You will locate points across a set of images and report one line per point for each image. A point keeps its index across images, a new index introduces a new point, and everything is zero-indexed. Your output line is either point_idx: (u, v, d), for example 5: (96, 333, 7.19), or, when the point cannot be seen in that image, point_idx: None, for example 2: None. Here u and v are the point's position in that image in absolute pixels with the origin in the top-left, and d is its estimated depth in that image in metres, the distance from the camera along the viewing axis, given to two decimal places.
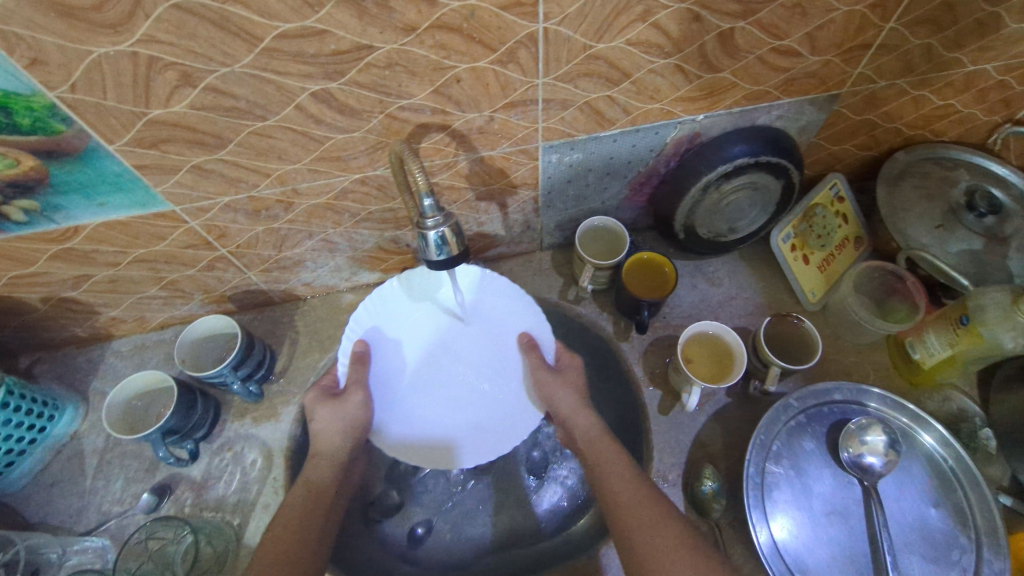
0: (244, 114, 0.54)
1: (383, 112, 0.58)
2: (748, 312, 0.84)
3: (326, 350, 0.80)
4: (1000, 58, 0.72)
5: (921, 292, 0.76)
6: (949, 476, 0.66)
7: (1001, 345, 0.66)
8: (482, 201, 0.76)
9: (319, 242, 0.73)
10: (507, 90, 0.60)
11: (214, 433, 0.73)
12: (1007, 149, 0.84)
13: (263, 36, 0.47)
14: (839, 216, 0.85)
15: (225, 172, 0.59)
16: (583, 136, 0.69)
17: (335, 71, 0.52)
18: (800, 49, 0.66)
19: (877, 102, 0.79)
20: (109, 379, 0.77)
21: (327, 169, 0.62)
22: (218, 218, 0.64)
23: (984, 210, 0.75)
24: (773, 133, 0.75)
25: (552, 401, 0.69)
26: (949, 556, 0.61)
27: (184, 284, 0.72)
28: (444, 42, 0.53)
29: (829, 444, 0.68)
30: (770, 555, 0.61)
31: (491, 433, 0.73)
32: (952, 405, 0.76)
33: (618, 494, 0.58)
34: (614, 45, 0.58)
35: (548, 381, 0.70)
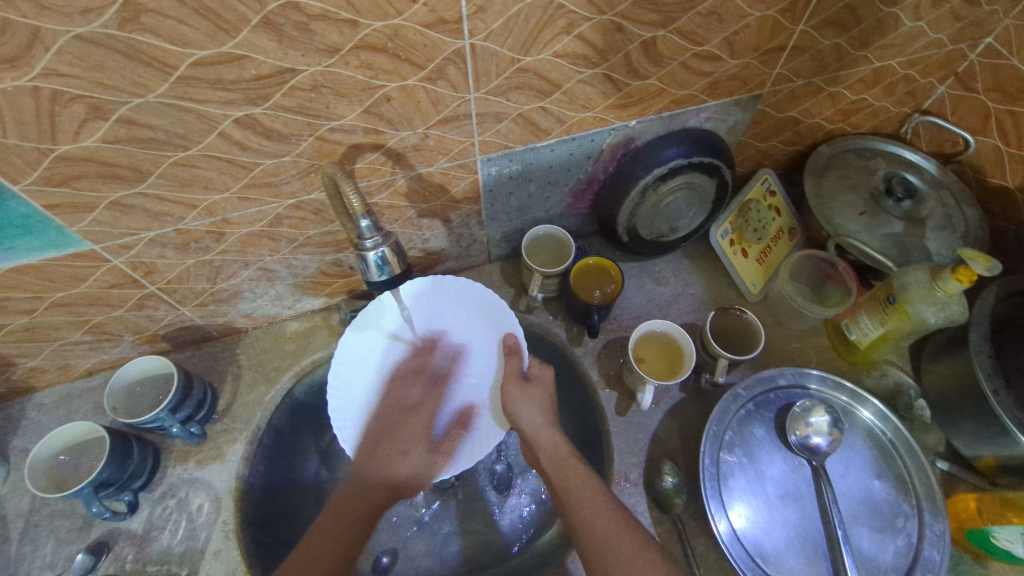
0: (163, 145, 0.51)
1: (312, 135, 0.57)
2: (694, 308, 0.87)
3: (273, 382, 0.77)
4: (902, 54, 0.77)
5: (852, 277, 0.82)
6: (889, 447, 0.69)
7: (925, 320, 0.70)
8: (424, 218, 0.75)
9: (256, 271, 0.70)
10: (439, 106, 0.60)
11: (155, 482, 0.69)
12: (918, 137, 0.91)
13: (177, 64, 0.46)
14: (772, 209, 0.89)
15: (147, 207, 0.56)
16: (520, 148, 0.70)
17: (258, 97, 0.51)
18: (721, 53, 0.69)
19: (797, 100, 0.83)
20: (32, 435, 0.72)
21: (257, 197, 0.61)
22: (144, 255, 0.61)
23: (901, 194, 0.79)
24: (704, 134, 0.78)
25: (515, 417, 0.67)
26: (895, 524, 0.64)
27: (112, 327, 0.68)
28: (370, 62, 0.52)
29: (777, 429, 0.70)
30: (730, 543, 0.62)
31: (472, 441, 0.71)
32: (890, 381, 0.81)
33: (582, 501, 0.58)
34: (541, 57, 0.59)
35: (516, 394, 0.68)
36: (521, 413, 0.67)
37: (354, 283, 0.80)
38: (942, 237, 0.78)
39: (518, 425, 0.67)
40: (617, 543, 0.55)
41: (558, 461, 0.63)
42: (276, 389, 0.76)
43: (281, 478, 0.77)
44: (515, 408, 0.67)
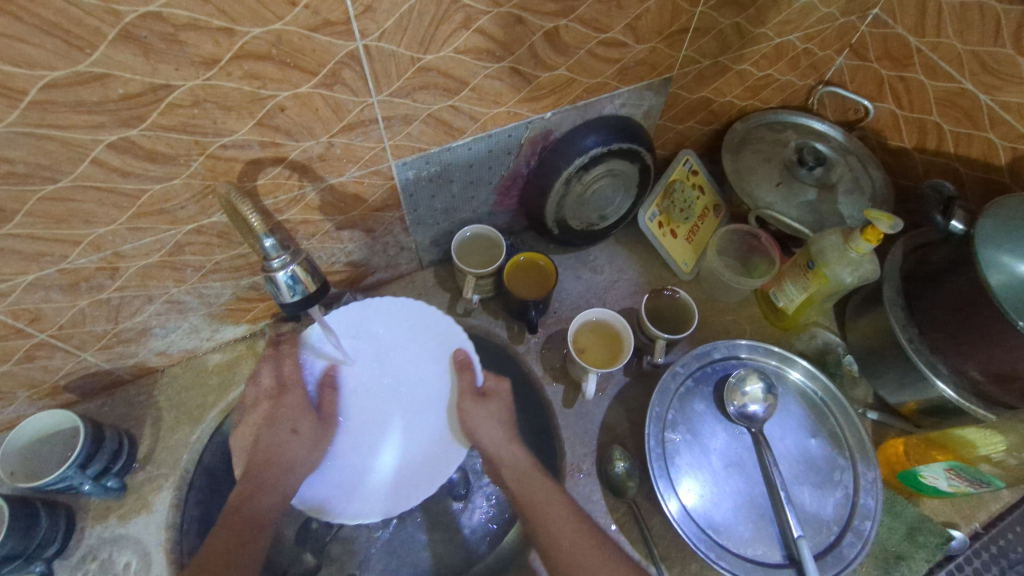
0: (27, 178, 0.46)
1: (202, 154, 0.53)
2: (631, 293, 0.87)
3: (198, 421, 0.72)
4: (798, 29, 0.80)
5: (775, 246, 0.84)
6: (820, 405, 0.72)
7: (843, 281, 0.73)
8: (344, 230, 0.72)
9: (163, 304, 0.65)
10: (340, 113, 0.57)
11: (72, 546, 0.63)
12: (823, 107, 0.95)
13: (27, 88, 0.41)
14: (696, 188, 0.90)
15: (20, 248, 0.51)
16: (435, 149, 0.68)
17: (132, 117, 0.47)
18: (625, 39, 0.69)
19: (706, 80, 0.85)
20: None
21: (150, 225, 0.56)
22: (26, 301, 0.55)
23: (812, 163, 0.83)
24: (620, 121, 0.79)
25: (477, 436, 0.67)
26: (832, 477, 0.67)
27: (0, 384, 0.62)
28: (255, 71, 0.49)
29: (716, 402, 0.71)
30: (682, 520, 0.63)
31: (430, 466, 0.70)
32: (818, 341, 0.84)
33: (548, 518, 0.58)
34: (442, 54, 0.57)
35: (473, 410, 0.68)
36: (482, 430, 0.66)
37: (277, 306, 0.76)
38: (852, 200, 0.83)
39: (479, 442, 0.66)
40: (577, 545, 0.56)
41: (521, 476, 0.63)
42: (202, 428, 0.71)
43: None
44: (472, 425, 0.67)
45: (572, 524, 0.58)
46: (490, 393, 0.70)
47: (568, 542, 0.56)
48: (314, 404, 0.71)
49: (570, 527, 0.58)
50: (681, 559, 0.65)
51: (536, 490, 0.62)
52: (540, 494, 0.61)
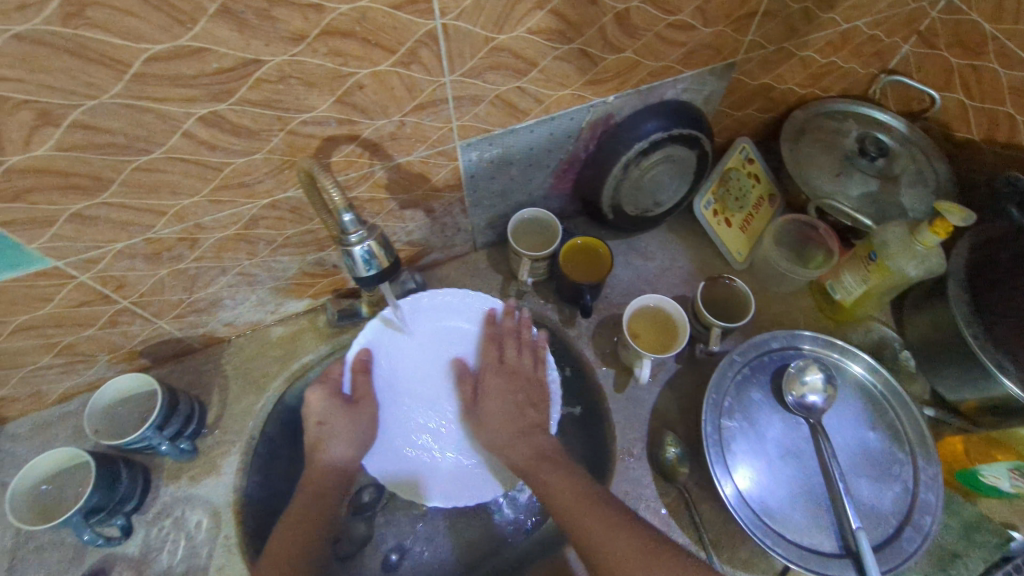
0: (124, 149, 0.48)
1: (283, 130, 0.54)
2: (683, 281, 0.87)
3: (262, 390, 0.75)
4: (868, 15, 0.78)
5: (834, 238, 0.83)
6: (880, 399, 0.71)
7: (906, 274, 0.72)
8: (406, 210, 0.73)
9: (234, 276, 0.68)
10: (414, 92, 0.57)
11: (147, 503, 0.67)
12: (885, 97, 0.92)
13: (131, 61, 0.42)
14: (752, 176, 0.89)
15: (113, 218, 0.53)
16: (499, 130, 0.68)
17: (222, 91, 0.48)
18: (693, 22, 0.68)
19: (769, 66, 0.83)
20: (8, 467, 0.68)
21: (230, 199, 0.58)
22: (113, 268, 0.58)
23: (875, 154, 0.80)
24: (681, 106, 0.78)
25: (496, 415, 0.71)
26: (891, 471, 0.67)
27: (83, 347, 0.65)
28: (339, 48, 0.49)
29: (774, 391, 0.71)
30: (737, 505, 0.63)
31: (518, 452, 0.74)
32: (874, 335, 0.83)
33: (563, 502, 0.60)
34: (515, 35, 0.57)
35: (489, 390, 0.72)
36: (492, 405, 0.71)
37: (338, 282, 0.78)
38: (915, 193, 0.80)
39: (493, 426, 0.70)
40: (590, 516, 0.58)
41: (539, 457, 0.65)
42: (266, 397, 0.74)
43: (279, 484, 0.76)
44: (484, 418, 0.71)
45: (574, 500, 0.59)
46: (485, 394, 0.72)
47: (580, 516, 0.58)
48: (348, 393, 0.70)
49: (582, 502, 0.59)
50: (731, 546, 0.66)
51: (539, 475, 0.63)
52: (549, 475, 0.63)
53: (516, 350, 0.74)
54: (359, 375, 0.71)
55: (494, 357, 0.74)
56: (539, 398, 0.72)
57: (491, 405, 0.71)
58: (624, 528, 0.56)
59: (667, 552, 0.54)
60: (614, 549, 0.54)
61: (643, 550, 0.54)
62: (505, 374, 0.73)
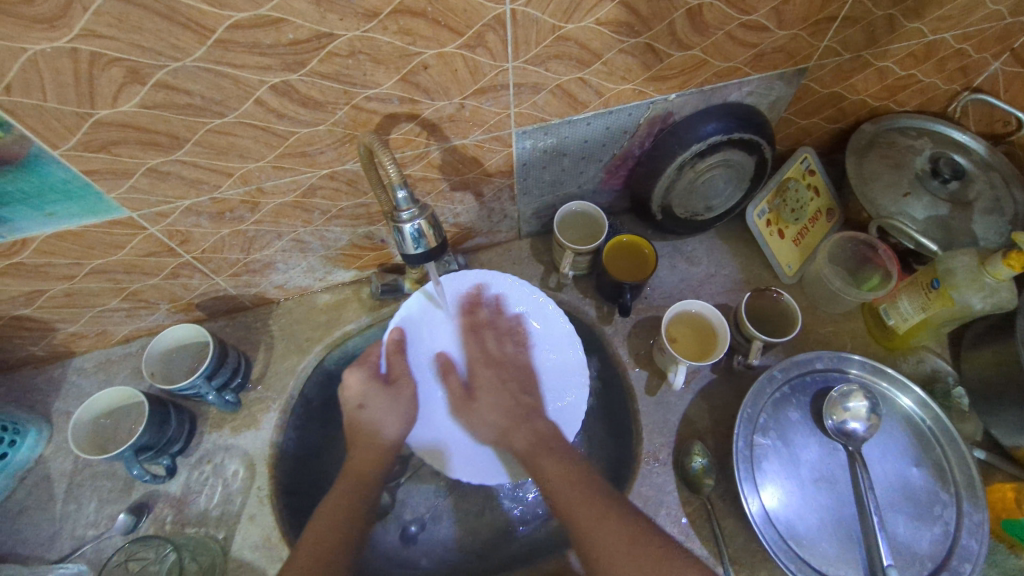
0: (200, 111, 0.50)
1: (348, 104, 0.55)
2: (727, 289, 0.85)
3: (305, 353, 0.78)
4: (958, 27, 0.73)
5: (893, 259, 0.79)
6: (928, 435, 0.69)
7: (971, 306, 0.68)
8: (456, 191, 0.74)
9: (288, 242, 0.71)
10: (476, 76, 0.58)
11: (191, 447, 0.71)
12: (966, 116, 0.86)
13: (215, 27, 0.44)
14: (811, 188, 0.86)
15: (184, 174, 0.56)
16: (556, 120, 0.68)
17: (295, 62, 0.49)
18: (767, 23, 0.65)
19: (843, 75, 0.80)
20: (72, 398, 0.74)
21: (292, 166, 0.60)
22: (180, 223, 0.61)
23: (948, 176, 0.77)
24: (744, 110, 0.76)
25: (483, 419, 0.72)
26: (932, 511, 0.64)
27: (148, 294, 0.69)
28: (409, 27, 0.50)
29: (814, 413, 0.70)
30: (762, 524, 0.62)
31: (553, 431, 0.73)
32: (927, 367, 0.79)
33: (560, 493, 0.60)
34: (582, 25, 0.56)
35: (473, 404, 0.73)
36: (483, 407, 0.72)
37: (384, 257, 0.81)
38: (988, 222, 0.75)
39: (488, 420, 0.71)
40: (588, 506, 0.57)
41: (533, 451, 0.66)
42: (307, 359, 0.78)
43: (312, 445, 0.80)
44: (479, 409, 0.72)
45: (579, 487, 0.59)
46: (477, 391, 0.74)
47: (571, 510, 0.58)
48: (383, 373, 0.70)
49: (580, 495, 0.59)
50: (750, 564, 0.64)
51: (539, 465, 0.64)
52: (544, 460, 0.64)
53: (497, 340, 0.77)
54: (390, 360, 0.71)
55: (477, 349, 0.76)
56: (530, 386, 0.75)
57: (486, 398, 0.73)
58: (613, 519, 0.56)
59: (656, 543, 0.54)
60: (609, 541, 0.54)
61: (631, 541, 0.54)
62: (494, 367, 0.75)
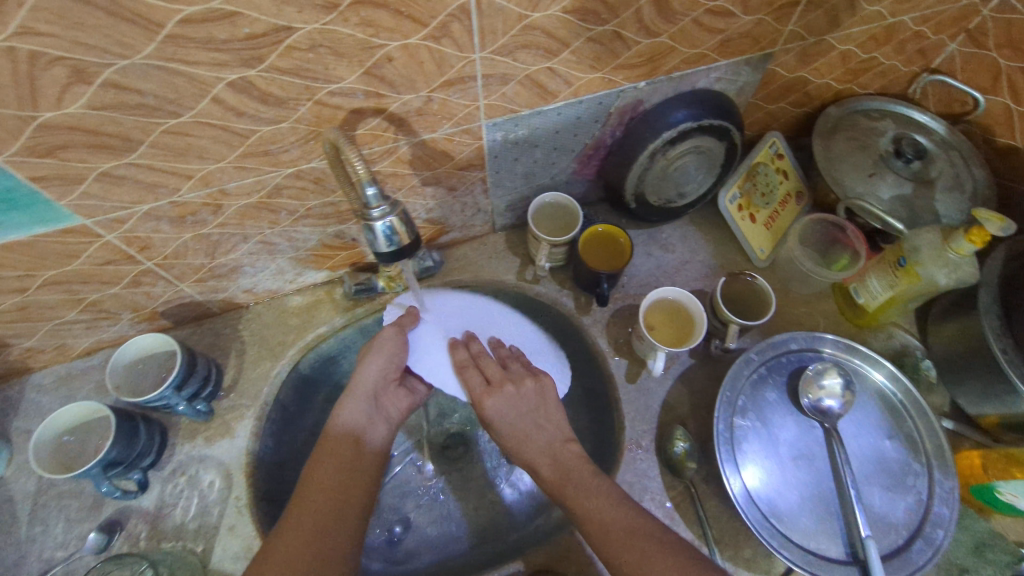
0: (154, 111, 0.48)
1: (311, 99, 0.53)
2: (702, 274, 0.86)
3: (278, 357, 0.76)
4: (916, 9, 0.74)
5: (862, 240, 0.80)
6: (899, 407, 0.71)
7: (936, 282, 0.69)
8: (428, 186, 0.73)
9: (256, 244, 0.69)
10: (443, 67, 0.56)
11: (163, 460, 0.69)
12: (926, 97, 0.88)
13: (163, 22, 0.41)
14: (780, 172, 0.87)
15: (140, 178, 0.53)
16: (526, 111, 0.67)
17: (253, 57, 0.47)
18: (733, 9, 0.65)
19: (808, 59, 0.81)
20: (32, 416, 0.71)
21: (255, 166, 0.58)
22: (138, 229, 0.59)
23: (910, 155, 0.78)
24: (713, 96, 0.76)
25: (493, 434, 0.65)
26: (906, 482, 0.66)
27: (108, 304, 0.67)
28: (371, 19, 0.48)
29: (790, 392, 0.71)
30: (745, 504, 0.63)
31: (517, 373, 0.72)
32: (896, 342, 0.81)
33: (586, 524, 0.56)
34: (549, 13, 0.55)
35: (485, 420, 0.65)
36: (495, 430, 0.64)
37: (356, 256, 0.79)
38: (950, 200, 0.77)
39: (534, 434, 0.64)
40: (640, 547, 0.53)
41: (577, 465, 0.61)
42: (281, 364, 0.76)
43: (291, 450, 0.78)
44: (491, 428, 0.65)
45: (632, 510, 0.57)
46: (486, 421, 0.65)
47: (621, 544, 0.53)
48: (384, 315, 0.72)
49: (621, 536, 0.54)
50: (734, 544, 0.66)
51: (577, 502, 0.57)
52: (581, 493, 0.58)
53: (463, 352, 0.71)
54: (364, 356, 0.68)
55: (477, 379, 0.67)
56: (552, 405, 0.65)
57: (500, 426, 0.63)
58: (656, 548, 0.52)
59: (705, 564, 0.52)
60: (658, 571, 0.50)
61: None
62: (495, 394, 0.64)
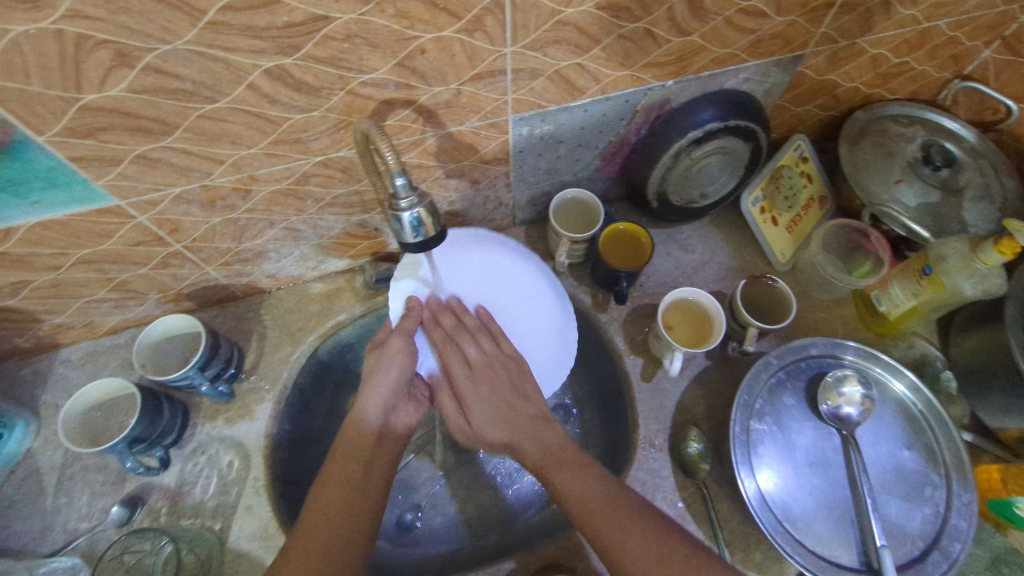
0: (191, 96, 0.49)
1: (343, 89, 0.54)
2: (721, 276, 0.86)
3: (298, 343, 0.78)
4: (952, 14, 0.73)
5: (886, 246, 0.79)
6: (919, 418, 0.70)
7: (961, 292, 0.69)
8: (452, 178, 0.74)
9: (281, 230, 0.70)
10: (474, 61, 0.56)
11: (185, 439, 0.70)
12: (956, 104, 0.87)
13: (206, 8, 0.42)
14: (804, 175, 0.87)
15: (175, 162, 0.54)
16: (553, 107, 0.67)
17: (289, 46, 0.48)
18: (766, 9, 0.65)
19: (838, 62, 0.80)
20: (60, 390, 0.72)
21: (285, 153, 0.59)
22: (169, 212, 0.60)
23: (939, 162, 0.77)
24: (741, 97, 0.75)
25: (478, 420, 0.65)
26: (923, 493, 0.66)
27: (137, 284, 0.68)
28: (407, 10, 0.48)
29: (809, 398, 0.71)
30: (759, 508, 0.63)
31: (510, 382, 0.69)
32: (916, 352, 0.81)
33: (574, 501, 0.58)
34: (582, 9, 0.55)
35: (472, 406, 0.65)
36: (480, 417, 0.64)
37: (377, 245, 0.80)
38: (979, 208, 0.76)
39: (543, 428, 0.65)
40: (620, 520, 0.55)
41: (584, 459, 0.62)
42: (301, 350, 0.77)
43: (308, 434, 0.79)
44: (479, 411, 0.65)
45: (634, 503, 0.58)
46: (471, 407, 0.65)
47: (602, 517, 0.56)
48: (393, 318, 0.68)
49: (605, 506, 0.56)
50: (744, 547, 0.66)
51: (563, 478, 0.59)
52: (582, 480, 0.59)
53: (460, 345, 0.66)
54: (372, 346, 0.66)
55: (459, 365, 0.66)
56: (529, 388, 0.66)
57: (477, 409, 0.64)
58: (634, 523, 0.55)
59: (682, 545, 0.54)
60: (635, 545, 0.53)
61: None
62: (477, 380, 0.65)
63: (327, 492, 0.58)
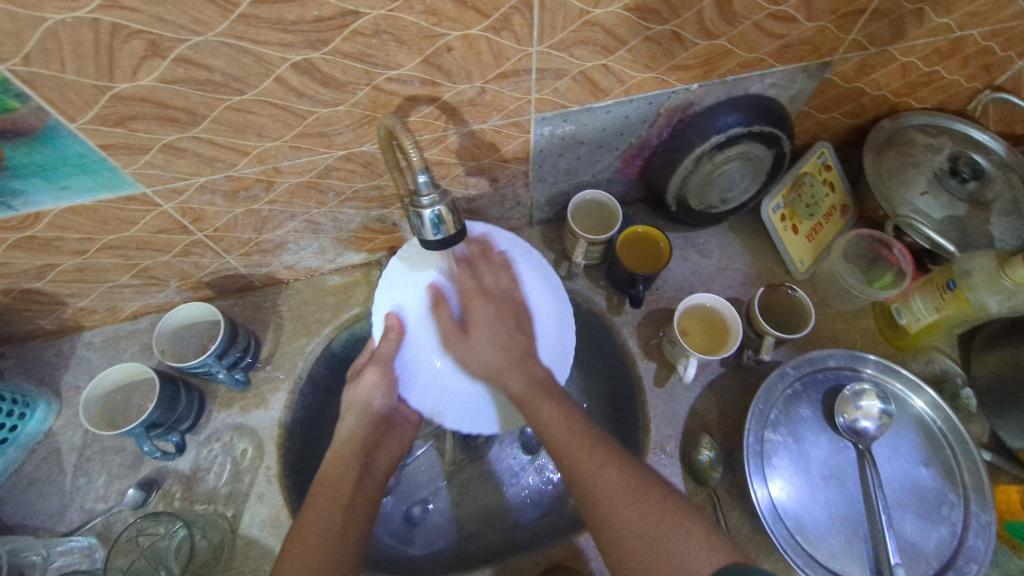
0: (220, 87, 0.49)
1: (369, 84, 0.54)
2: (739, 283, 0.85)
3: (314, 334, 0.78)
4: (987, 23, 0.71)
5: (909, 258, 0.79)
6: (938, 436, 0.69)
7: (986, 308, 0.67)
8: (471, 176, 0.74)
9: (301, 223, 0.70)
10: (500, 59, 0.56)
11: (200, 425, 0.71)
12: (986, 116, 0.85)
13: (238, 1, 0.42)
14: (827, 184, 0.86)
15: (201, 152, 0.55)
16: (576, 108, 0.67)
17: (318, 40, 0.48)
18: (796, 14, 0.64)
19: (866, 69, 0.78)
20: (82, 372, 0.74)
21: (309, 146, 0.59)
22: (194, 201, 0.60)
23: (967, 175, 0.75)
24: (766, 102, 0.74)
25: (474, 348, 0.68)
26: (940, 512, 0.65)
27: (159, 271, 0.69)
28: (435, 7, 0.48)
29: (825, 410, 0.70)
30: (771, 519, 0.63)
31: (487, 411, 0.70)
32: (936, 367, 0.79)
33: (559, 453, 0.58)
34: (610, 10, 0.55)
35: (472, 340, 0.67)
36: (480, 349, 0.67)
37: (395, 240, 0.80)
38: (1006, 223, 0.73)
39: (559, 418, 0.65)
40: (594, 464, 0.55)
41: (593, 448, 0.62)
42: (316, 342, 0.78)
43: (320, 425, 0.80)
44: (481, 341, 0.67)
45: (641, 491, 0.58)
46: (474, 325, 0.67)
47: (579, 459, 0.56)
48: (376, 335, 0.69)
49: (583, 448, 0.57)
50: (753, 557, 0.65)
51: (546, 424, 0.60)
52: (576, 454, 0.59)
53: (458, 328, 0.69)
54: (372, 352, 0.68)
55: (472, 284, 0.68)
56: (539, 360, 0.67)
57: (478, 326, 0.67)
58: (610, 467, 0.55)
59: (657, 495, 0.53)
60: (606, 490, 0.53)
61: (651, 517, 0.51)
62: (488, 299, 0.68)
63: (339, 484, 0.58)
